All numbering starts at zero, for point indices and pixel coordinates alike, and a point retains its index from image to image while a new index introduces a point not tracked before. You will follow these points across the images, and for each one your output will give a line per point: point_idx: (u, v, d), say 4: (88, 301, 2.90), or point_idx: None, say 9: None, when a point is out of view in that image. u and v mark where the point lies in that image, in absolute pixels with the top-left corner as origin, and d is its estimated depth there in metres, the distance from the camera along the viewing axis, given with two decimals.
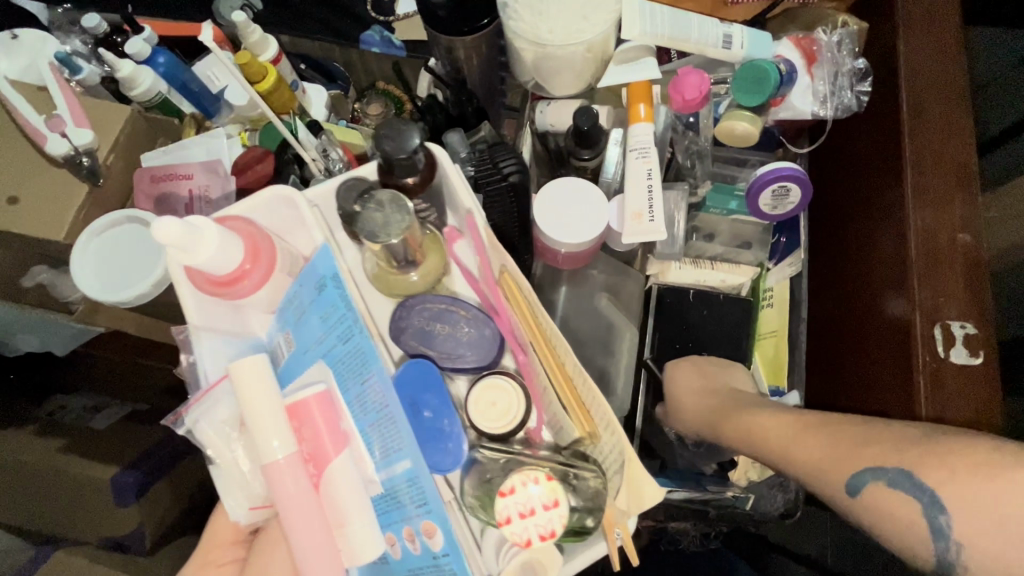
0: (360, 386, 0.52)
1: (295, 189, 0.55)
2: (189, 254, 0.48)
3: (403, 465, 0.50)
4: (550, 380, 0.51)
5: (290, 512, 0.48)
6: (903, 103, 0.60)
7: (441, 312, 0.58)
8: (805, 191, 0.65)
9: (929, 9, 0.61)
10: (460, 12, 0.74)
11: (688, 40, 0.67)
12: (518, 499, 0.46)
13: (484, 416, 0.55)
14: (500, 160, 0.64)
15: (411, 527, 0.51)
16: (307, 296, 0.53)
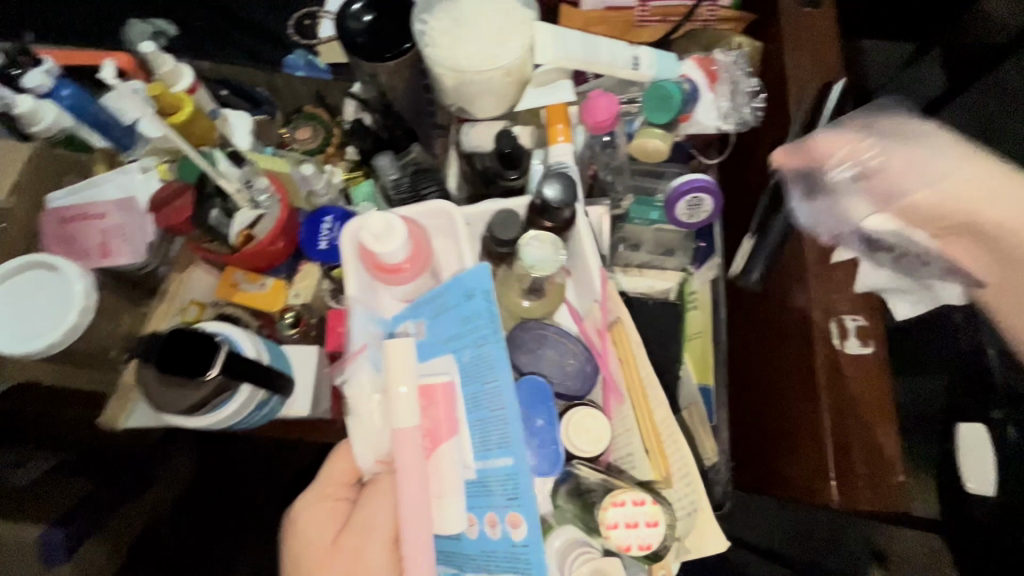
0: (479, 385, 0.56)
1: (455, 208, 0.65)
2: (381, 242, 0.59)
3: (506, 461, 0.53)
4: (638, 429, 0.63)
5: (407, 472, 0.53)
6: (793, 115, 0.65)
7: (561, 338, 0.65)
8: (716, 200, 0.70)
9: (810, 29, 0.68)
10: (379, 39, 0.75)
11: (599, 62, 0.70)
12: (626, 513, 0.54)
13: (584, 439, 0.58)
14: (423, 186, 0.79)
15: (496, 515, 0.54)
16: (453, 297, 0.58)
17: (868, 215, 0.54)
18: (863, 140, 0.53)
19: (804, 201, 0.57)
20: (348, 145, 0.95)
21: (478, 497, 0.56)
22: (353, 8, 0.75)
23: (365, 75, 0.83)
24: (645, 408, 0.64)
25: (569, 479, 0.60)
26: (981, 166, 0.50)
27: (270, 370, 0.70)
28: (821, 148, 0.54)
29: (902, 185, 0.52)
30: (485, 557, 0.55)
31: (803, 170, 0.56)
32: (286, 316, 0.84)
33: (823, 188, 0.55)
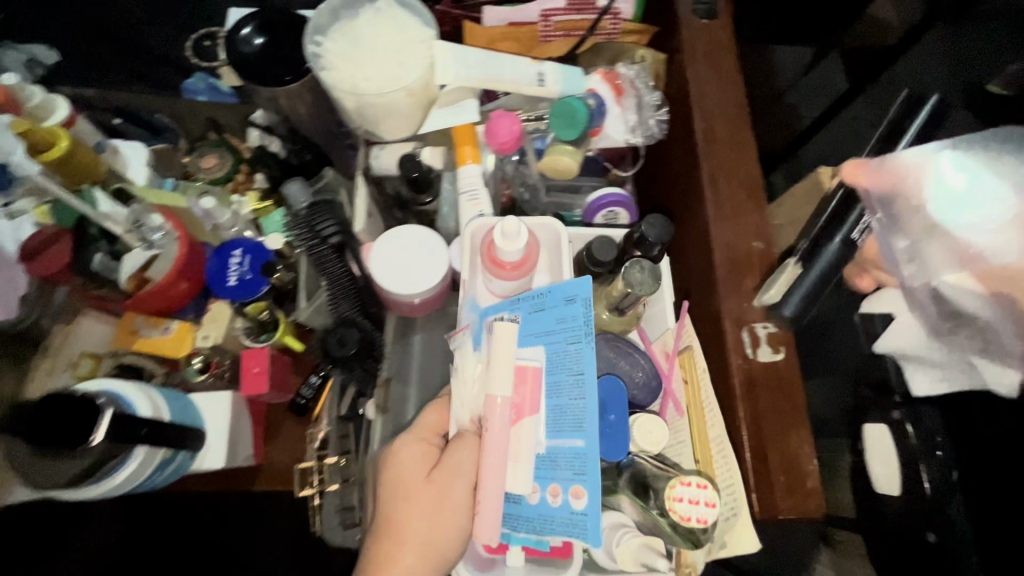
0: (561, 374, 0.55)
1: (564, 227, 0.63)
2: (511, 243, 0.57)
3: (576, 442, 0.53)
4: (692, 440, 0.62)
5: (492, 432, 0.55)
6: (697, 126, 0.65)
7: (630, 352, 0.66)
8: (632, 213, 0.71)
9: (708, 40, 0.68)
10: (271, 61, 0.72)
11: (503, 79, 0.69)
12: (690, 493, 0.53)
13: (645, 435, 0.60)
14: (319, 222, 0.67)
15: (558, 486, 0.53)
16: (551, 298, 0.56)
17: (947, 265, 0.44)
18: (981, 177, 0.42)
19: (883, 230, 0.48)
20: (257, 173, 0.89)
21: (541, 470, 0.55)
22: (243, 31, 0.71)
23: (264, 100, 0.78)
24: (698, 416, 0.61)
25: (629, 466, 0.60)
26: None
27: (168, 427, 0.64)
28: (917, 176, 0.45)
29: (992, 235, 0.41)
30: (536, 526, 0.53)
31: (880, 194, 0.47)
32: (193, 362, 0.78)
33: (903, 220, 0.46)
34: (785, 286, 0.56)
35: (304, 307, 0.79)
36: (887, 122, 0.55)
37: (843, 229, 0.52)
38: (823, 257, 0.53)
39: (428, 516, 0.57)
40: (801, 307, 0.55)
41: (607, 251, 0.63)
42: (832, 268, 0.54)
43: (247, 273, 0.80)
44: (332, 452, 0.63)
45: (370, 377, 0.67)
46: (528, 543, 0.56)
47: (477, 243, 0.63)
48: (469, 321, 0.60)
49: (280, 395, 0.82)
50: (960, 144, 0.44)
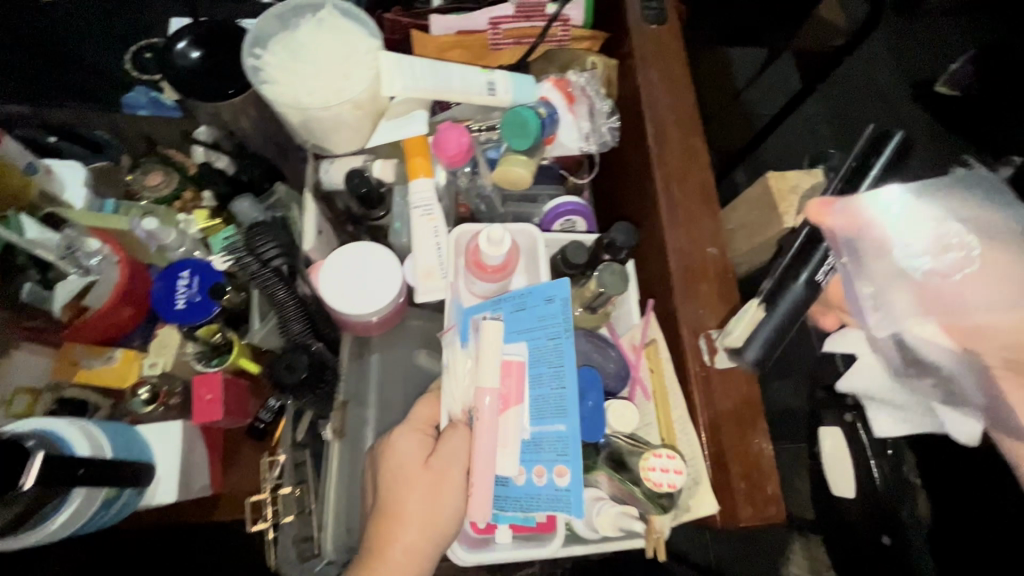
0: (545, 367, 0.54)
1: (539, 232, 0.63)
2: (497, 247, 0.57)
3: (557, 427, 0.52)
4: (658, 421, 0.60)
5: (481, 422, 0.53)
6: (649, 133, 0.65)
7: (604, 345, 0.63)
8: (590, 222, 0.70)
9: (657, 45, 0.68)
10: (211, 74, 0.69)
11: (452, 90, 0.67)
12: (664, 463, 0.54)
13: (619, 418, 0.59)
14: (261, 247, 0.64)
15: (544, 466, 0.52)
16: (532, 297, 0.56)
17: (914, 311, 0.45)
18: (943, 226, 0.46)
19: (848, 275, 0.49)
20: (205, 191, 0.85)
21: (527, 453, 0.54)
22: (178, 46, 0.68)
23: (206, 115, 0.75)
24: (664, 402, 0.60)
25: (607, 446, 0.59)
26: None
27: (111, 463, 0.61)
28: (885, 221, 0.47)
29: (956, 281, 0.44)
30: (524, 505, 0.53)
31: (848, 236, 0.48)
32: (139, 393, 0.75)
33: (868, 270, 0.47)
34: (746, 331, 0.52)
35: (257, 329, 0.76)
36: (854, 158, 0.51)
37: (807, 269, 0.49)
38: (783, 300, 0.50)
39: (425, 502, 0.54)
40: (763, 352, 0.52)
41: (581, 254, 0.61)
42: (796, 311, 0.50)
43: (196, 295, 0.77)
44: (286, 483, 0.63)
45: (327, 400, 0.65)
46: (516, 521, 0.56)
47: (461, 248, 0.63)
48: (454, 322, 0.60)
49: (238, 420, 0.78)
50: (921, 192, 0.47)
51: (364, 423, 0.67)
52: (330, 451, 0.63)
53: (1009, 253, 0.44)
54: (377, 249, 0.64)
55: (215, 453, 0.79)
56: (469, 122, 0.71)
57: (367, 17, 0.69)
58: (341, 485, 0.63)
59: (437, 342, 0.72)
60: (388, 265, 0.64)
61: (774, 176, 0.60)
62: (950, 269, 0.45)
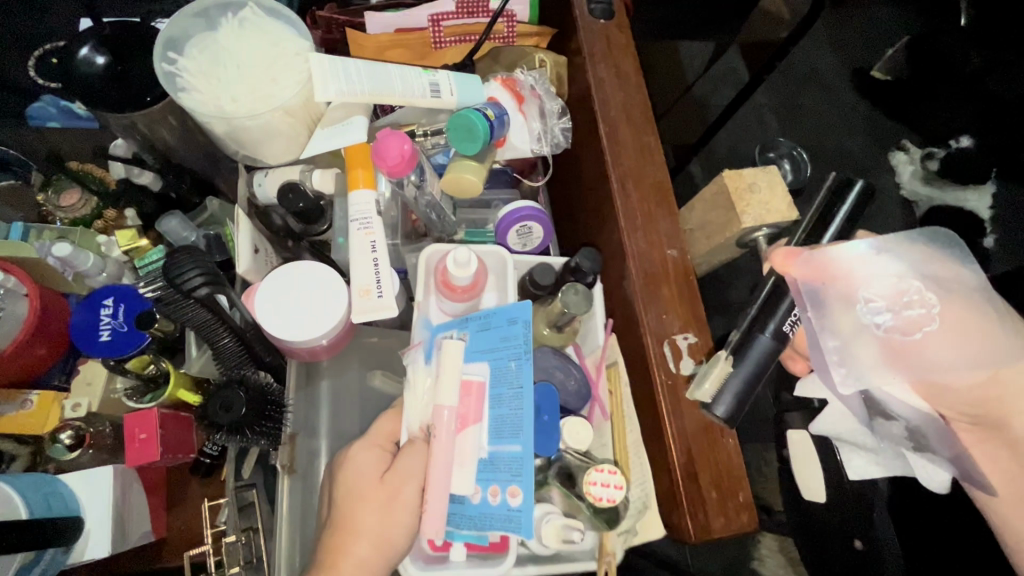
0: (505, 387, 0.53)
1: (508, 253, 0.61)
2: (464, 269, 0.55)
3: (513, 447, 0.51)
4: (614, 443, 0.62)
5: (438, 440, 0.50)
6: (602, 132, 0.63)
7: (568, 362, 0.62)
8: (547, 226, 0.65)
9: (606, 40, 0.66)
10: (123, 83, 0.62)
11: (392, 94, 0.63)
12: (605, 478, 0.53)
13: (575, 435, 0.57)
14: (183, 270, 0.54)
15: (499, 485, 0.51)
16: (496, 317, 0.54)
17: (880, 367, 0.46)
18: (905, 284, 0.46)
19: (813, 325, 0.48)
20: (128, 208, 0.77)
21: (483, 472, 0.52)
22: (81, 51, 0.61)
23: (120, 128, 0.68)
24: (620, 425, 0.61)
25: (558, 459, 0.58)
26: (982, 346, 0.46)
27: (27, 526, 0.55)
28: (850, 276, 0.47)
29: (917, 340, 0.45)
30: (478, 523, 0.51)
31: (811, 287, 0.48)
32: (60, 438, 0.67)
33: (832, 322, 0.47)
34: (716, 385, 0.51)
35: (195, 357, 0.72)
36: (815, 211, 0.53)
37: (774, 322, 0.50)
38: (752, 353, 0.50)
39: (377, 519, 0.50)
40: (734, 409, 0.50)
41: (549, 275, 0.60)
42: (764, 361, 0.50)
43: (122, 325, 0.70)
44: (232, 530, 0.58)
45: (275, 434, 0.59)
46: (469, 539, 0.52)
47: (431, 267, 0.61)
48: (421, 339, 0.57)
49: (179, 457, 0.70)
50: (883, 247, 0.47)
51: (318, 454, 0.64)
52: (280, 488, 0.58)
53: (962, 311, 0.46)
54: (333, 279, 0.60)
55: (156, 495, 0.72)
56: (413, 127, 0.68)
57: (295, 14, 0.64)
58: (293, 524, 0.58)
59: (393, 361, 0.68)
60: (330, 290, 0.59)
61: (730, 174, 0.59)
62: (910, 327, 0.46)
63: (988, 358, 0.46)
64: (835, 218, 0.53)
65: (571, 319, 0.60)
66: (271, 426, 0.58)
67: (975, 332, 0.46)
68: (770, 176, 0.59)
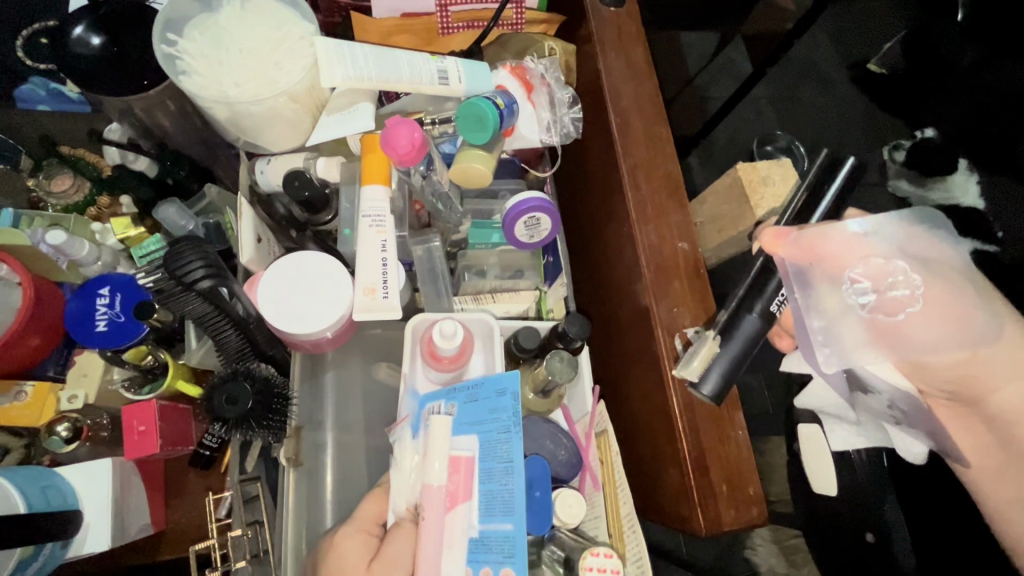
0: (499, 462, 0.51)
1: (495, 320, 0.60)
2: (449, 341, 0.55)
3: (504, 526, 0.49)
4: (606, 515, 0.61)
5: (426, 519, 0.50)
6: (612, 123, 0.62)
7: (558, 433, 0.63)
8: (555, 219, 0.64)
9: (617, 29, 0.65)
10: (120, 64, 0.59)
11: (400, 81, 0.61)
12: (600, 563, 0.52)
13: (567, 510, 0.58)
14: (184, 260, 0.52)
15: (490, 567, 0.49)
16: (485, 388, 0.54)
17: (862, 345, 0.47)
18: (890, 265, 0.47)
19: (797, 309, 0.50)
20: (123, 195, 0.75)
21: (474, 552, 0.50)
22: (76, 32, 0.58)
23: (117, 111, 0.66)
24: (614, 497, 0.61)
25: (552, 539, 0.59)
26: (964, 324, 0.46)
27: (24, 521, 0.53)
28: (838, 256, 0.48)
29: (901, 321, 0.46)
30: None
31: (799, 266, 0.49)
32: (56, 431, 0.65)
33: (817, 303, 0.49)
34: (705, 361, 0.52)
35: (195, 349, 0.68)
36: (807, 184, 0.53)
37: (761, 302, 0.51)
38: (739, 333, 0.52)
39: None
40: (720, 388, 0.52)
41: (534, 339, 0.62)
42: (752, 340, 0.52)
43: (120, 315, 0.69)
44: (238, 525, 0.56)
45: (280, 428, 0.58)
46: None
47: (419, 336, 0.60)
48: (408, 411, 0.57)
49: (179, 450, 0.69)
50: (871, 230, 0.48)
51: (323, 446, 0.63)
52: (286, 480, 0.58)
53: (944, 292, 0.46)
54: (337, 270, 0.58)
55: (154, 487, 0.71)
56: (422, 115, 0.66)
57: None
58: (298, 518, 0.58)
59: (398, 353, 0.67)
60: (337, 287, 0.58)
61: (744, 167, 0.58)
62: (893, 309, 0.46)
63: (969, 338, 0.46)
64: (824, 202, 0.53)
65: (554, 385, 0.61)
66: (277, 420, 0.57)
67: (957, 312, 0.46)
68: (785, 169, 0.58)
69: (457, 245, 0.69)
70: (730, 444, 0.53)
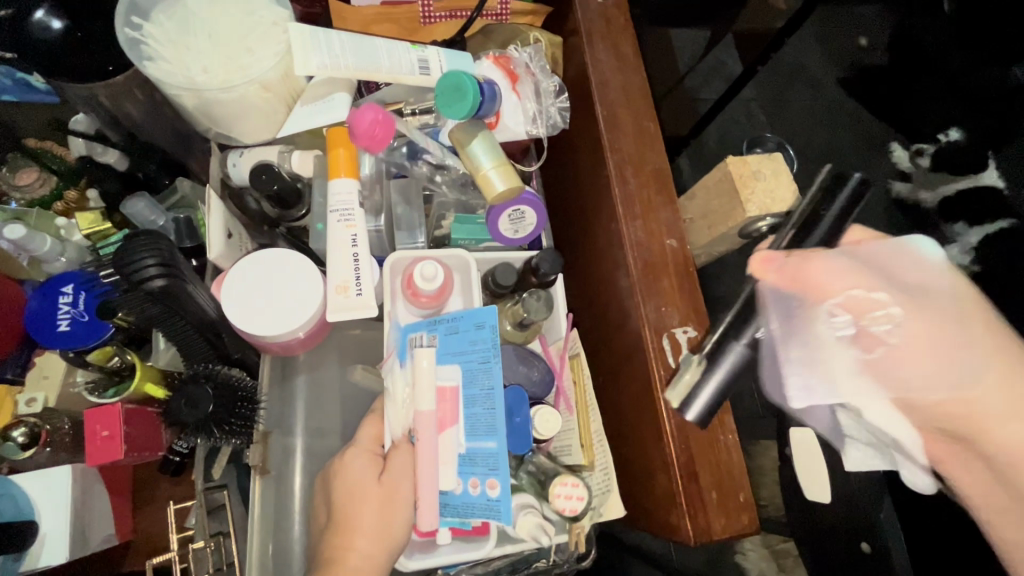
0: (483, 396, 0.52)
1: (470, 253, 0.60)
2: (431, 282, 0.54)
3: (488, 444, 0.51)
4: (578, 428, 0.63)
5: (420, 442, 0.51)
6: (599, 117, 0.60)
7: (531, 356, 0.62)
8: (540, 212, 0.62)
9: (604, 20, 0.63)
10: (78, 48, 0.56)
11: (378, 70, 0.59)
12: (567, 491, 0.54)
13: (545, 423, 0.57)
14: (135, 258, 0.47)
15: (477, 478, 0.52)
16: (463, 321, 0.54)
17: (846, 382, 0.44)
18: (875, 293, 0.44)
19: (777, 340, 0.47)
20: (90, 189, 0.73)
21: (462, 466, 0.53)
22: (34, 14, 0.54)
23: (80, 100, 0.62)
24: (585, 419, 0.62)
25: (531, 460, 0.59)
26: (954, 364, 0.43)
27: None
28: (824, 284, 0.44)
29: (886, 358, 0.43)
30: (458, 510, 0.52)
31: (779, 294, 0.47)
32: (12, 436, 0.62)
33: (796, 335, 0.46)
34: (691, 385, 0.50)
35: (162, 350, 0.66)
36: (806, 206, 0.49)
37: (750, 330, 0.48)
38: (729, 357, 0.48)
39: (373, 516, 0.51)
40: (705, 415, 0.49)
41: (509, 276, 0.60)
42: (735, 375, 0.49)
43: (83, 314, 0.65)
44: (200, 536, 0.52)
45: (248, 429, 0.55)
46: (454, 524, 0.53)
47: (399, 271, 0.59)
48: (392, 345, 0.56)
49: (147, 455, 0.66)
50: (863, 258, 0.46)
51: (293, 453, 0.60)
52: (252, 489, 0.55)
53: (932, 323, 0.44)
54: (309, 267, 0.56)
55: (120, 494, 0.68)
56: (401, 105, 0.64)
57: None
58: (267, 526, 0.56)
59: (375, 354, 0.64)
60: (305, 295, 0.55)
61: (734, 160, 0.55)
62: (874, 346, 0.44)
63: (955, 374, 0.43)
64: (822, 224, 0.48)
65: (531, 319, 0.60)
66: (241, 424, 0.54)
67: (947, 346, 0.43)
68: (776, 165, 0.56)
69: (441, 241, 0.67)
70: (718, 464, 0.51)
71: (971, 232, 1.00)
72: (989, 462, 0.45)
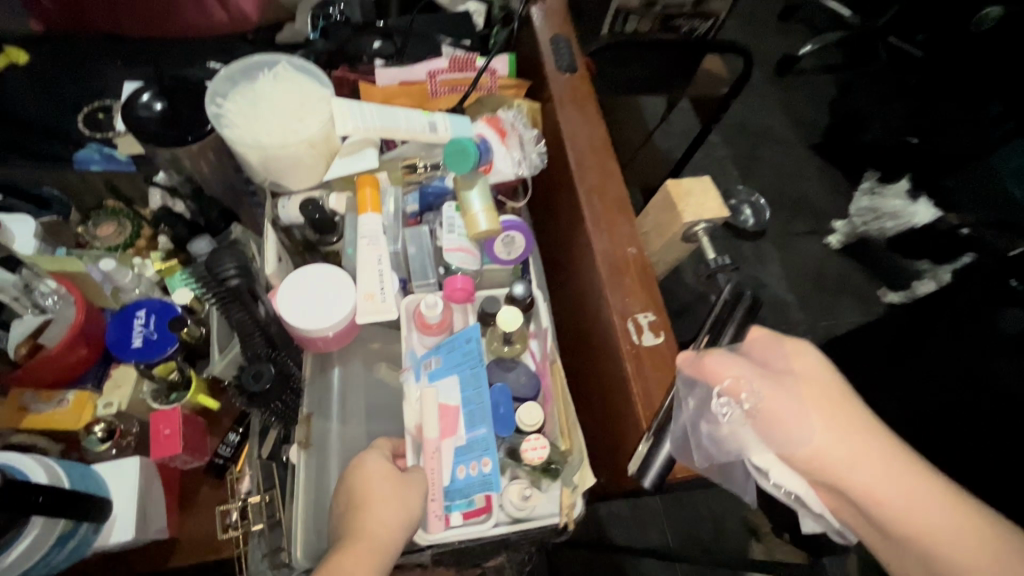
0: (477, 403, 0.65)
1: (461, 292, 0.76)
2: (432, 310, 0.68)
3: (479, 430, 0.63)
4: (558, 420, 0.70)
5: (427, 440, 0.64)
6: (570, 158, 0.77)
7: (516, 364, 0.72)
8: (526, 237, 0.77)
9: (571, 88, 0.82)
10: (171, 122, 0.74)
11: (399, 129, 0.78)
12: (532, 443, 0.64)
13: (527, 415, 0.66)
14: (219, 261, 0.61)
15: (473, 460, 0.63)
16: (458, 339, 0.68)
17: (753, 442, 0.55)
18: (748, 377, 0.56)
19: (697, 411, 0.58)
20: (161, 233, 0.88)
21: (459, 454, 0.64)
22: (143, 98, 0.74)
23: (166, 162, 0.80)
24: (564, 407, 0.70)
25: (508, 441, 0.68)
26: (843, 426, 0.52)
27: (70, 493, 0.61)
28: (714, 369, 0.56)
29: (778, 424, 0.53)
30: (462, 491, 0.63)
31: (689, 375, 0.59)
32: (94, 430, 0.75)
33: (707, 409, 0.58)
34: (644, 457, 0.61)
35: (217, 361, 0.77)
36: (713, 315, 0.68)
37: (690, 402, 0.59)
38: (670, 426, 0.60)
39: (387, 488, 0.59)
40: (659, 479, 0.61)
41: (494, 305, 0.73)
42: (680, 437, 0.59)
43: (153, 333, 0.79)
44: (256, 493, 0.67)
45: (287, 412, 0.70)
46: (463, 506, 0.63)
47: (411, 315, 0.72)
48: (408, 365, 0.70)
49: (195, 458, 0.78)
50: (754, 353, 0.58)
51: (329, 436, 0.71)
52: (298, 460, 0.66)
53: (786, 398, 0.54)
54: (342, 278, 0.71)
55: (171, 494, 0.77)
56: (416, 160, 0.81)
57: (319, 71, 0.78)
58: (308, 499, 0.65)
59: (396, 356, 0.77)
60: (330, 314, 0.69)
61: (671, 183, 0.72)
62: (768, 413, 0.54)
63: (834, 437, 0.51)
64: (727, 328, 0.66)
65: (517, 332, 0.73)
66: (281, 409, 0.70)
67: (837, 418, 0.52)
68: (705, 185, 0.72)
69: None
70: None
71: (941, 270, 1.35)
72: (869, 516, 0.51)
